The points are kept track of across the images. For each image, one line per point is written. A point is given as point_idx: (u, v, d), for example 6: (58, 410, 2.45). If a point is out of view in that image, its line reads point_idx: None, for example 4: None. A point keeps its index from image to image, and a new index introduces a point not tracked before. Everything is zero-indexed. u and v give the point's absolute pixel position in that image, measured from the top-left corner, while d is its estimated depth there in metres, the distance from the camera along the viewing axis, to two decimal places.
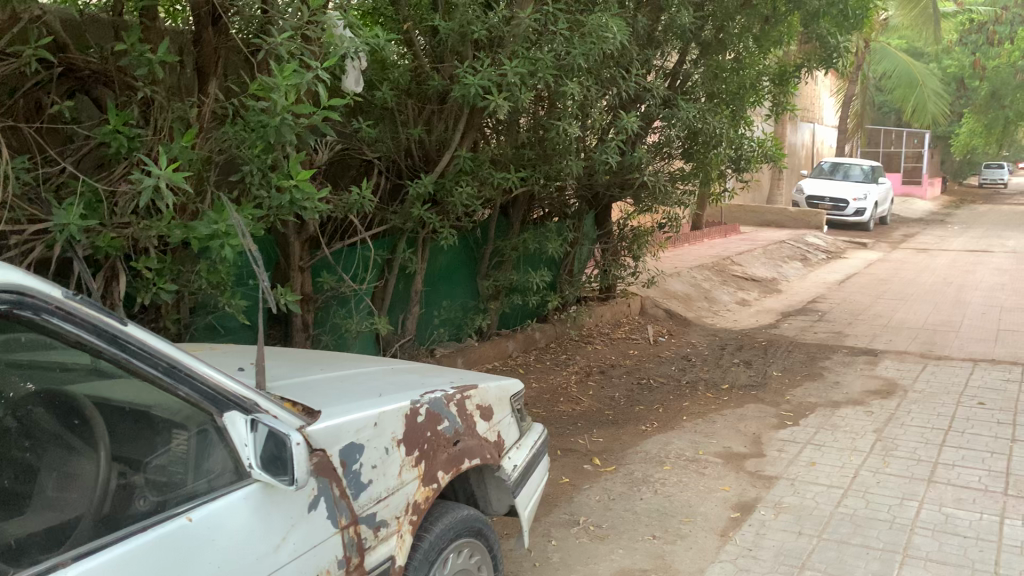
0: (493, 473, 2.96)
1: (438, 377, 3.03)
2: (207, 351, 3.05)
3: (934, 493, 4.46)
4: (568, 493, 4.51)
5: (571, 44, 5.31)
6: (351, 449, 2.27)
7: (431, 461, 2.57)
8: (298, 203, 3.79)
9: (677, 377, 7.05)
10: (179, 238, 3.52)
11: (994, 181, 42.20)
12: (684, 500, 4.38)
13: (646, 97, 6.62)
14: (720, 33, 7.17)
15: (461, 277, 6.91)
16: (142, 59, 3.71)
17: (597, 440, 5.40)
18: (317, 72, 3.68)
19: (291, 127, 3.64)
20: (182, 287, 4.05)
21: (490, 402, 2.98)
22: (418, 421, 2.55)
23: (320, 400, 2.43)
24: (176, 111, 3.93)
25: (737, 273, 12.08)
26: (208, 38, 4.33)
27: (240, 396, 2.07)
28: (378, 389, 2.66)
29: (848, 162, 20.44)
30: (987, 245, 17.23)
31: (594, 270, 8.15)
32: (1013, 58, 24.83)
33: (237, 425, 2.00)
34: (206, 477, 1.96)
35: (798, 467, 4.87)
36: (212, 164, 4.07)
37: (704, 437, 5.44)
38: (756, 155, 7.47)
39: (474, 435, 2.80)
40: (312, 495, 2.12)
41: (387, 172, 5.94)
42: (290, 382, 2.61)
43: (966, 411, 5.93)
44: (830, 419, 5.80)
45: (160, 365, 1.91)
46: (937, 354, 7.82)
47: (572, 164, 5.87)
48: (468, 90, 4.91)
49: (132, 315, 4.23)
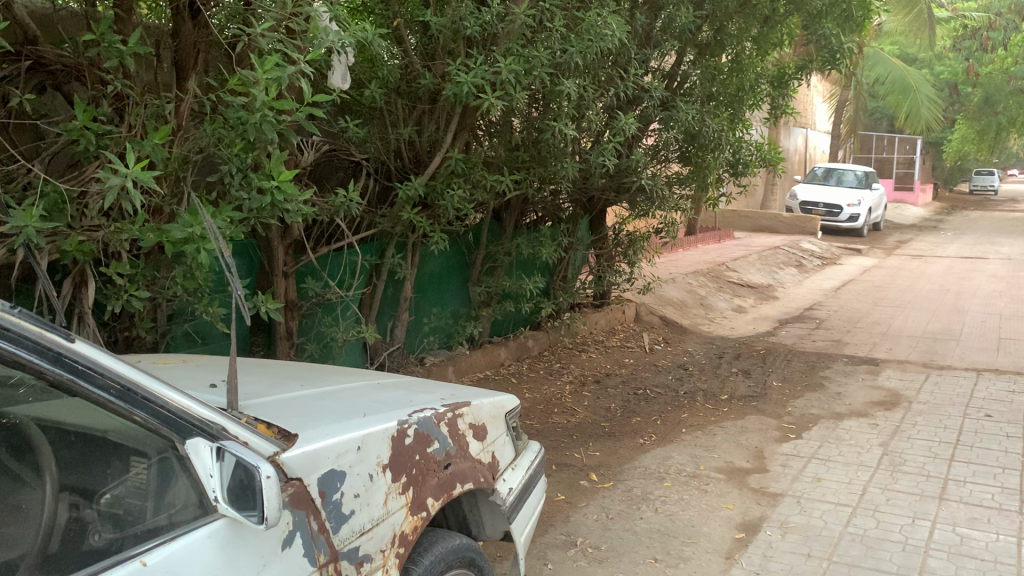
0: (487, 497, 2.75)
1: (428, 393, 2.81)
2: (176, 364, 2.84)
3: (946, 512, 4.27)
4: (564, 511, 4.30)
5: (567, 42, 5.11)
6: (330, 478, 2.04)
7: (420, 487, 2.35)
8: (280, 206, 3.57)
9: (674, 387, 6.84)
10: (152, 242, 3.31)
11: (985, 189, 42.20)
12: (687, 520, 4.17)
13: (644, 98, 6.42)
14: (717, 35, 7.00)
15: (451, 283, 6.69)
16: (111, 50, 3.48)
17: (593, 454, 5.19)
18: (299, 66, 3.45)
19: (273, 125, 3.42)
20: (156, 294, 3.84)
21: (483, 421, 2.76)
22: (405, 443, 2.33)
23: (297, 421, 2.21)
24: (150, 106, 3.74)
25: (733, 279, 11.89)
26: (186, 31, 4.11)
27: (205, 421, 1.82)
28: (362, 407, 2.44)
29: (841, 168, 20.31)
30: (981, 251, 17.09)
31: (588, 276, 7.94)
32: (1005, 64, 24.74)
33: (201, 452, 1.76)
34: (167, 511, 1.74)
35: (804, 483, 4.67)
36: (189, 164, 3.85)
37: (705, 450, 5.23)
38: (753, 158, 7.26)
39: (467, 458, 2.59)
40: (287, 530, 1.89)
41: (375, 175, 5.73)
42: (267, 400, 2.39)
43: (973, 424, 5.74)
44: (834, 432, 5.60)
45: (112, 389, 1.67)
46: (939, 364, 7.63)
47: (568, 167, 5.68)
48: (460, 89, 4.71)
49: (103, 324, 4.00)
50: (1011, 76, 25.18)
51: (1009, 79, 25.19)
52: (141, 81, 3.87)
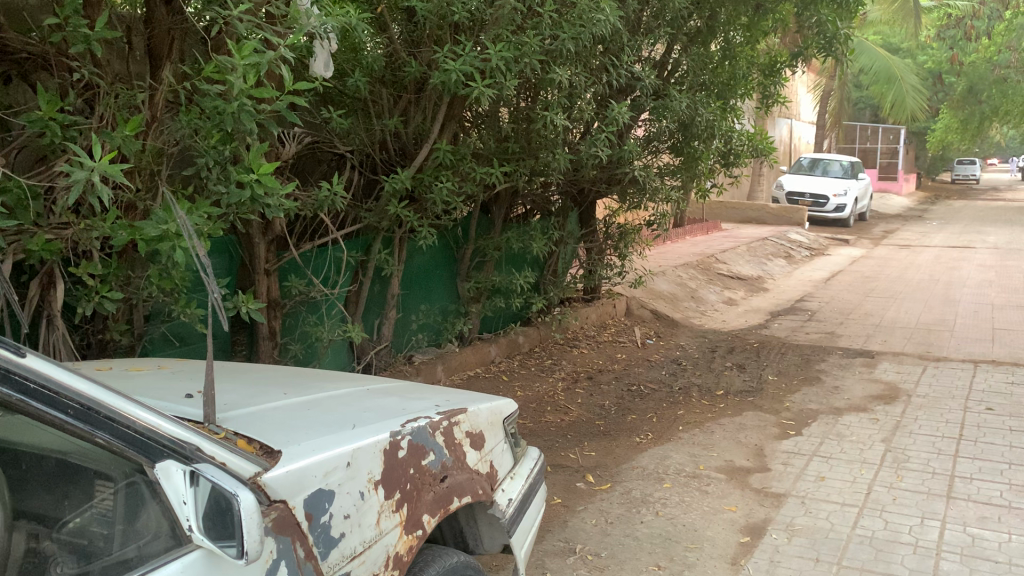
0: (485, 509, 2.57)
1: (422, 399, 2.63)
2: (150, 373, 2.65)
3: (955, 511, 4.13)
4: (562, 516, 4.14)
5: (558, 29, 4.93)
6: (317, 499, 1.86)
7: (416, 503, 2.16)
8: (261, 200, 3.39)
9: (669, 383, 6.69)
10: (123, 240, 3.13)
11: (967, 177, 42.42)
12: (689, 524, 4.01)
13: (635, 88, 6.24)
14: (708, 22, 6.76)
15: (440, 279, 6.50)
16: (77, 35, 3.25)
17: (589, 455, 5.03)
18: (279, 51, 3.25)
19: (251, 114, 3.23)
20: (131, 296, 3.64)
21: (481, 429, 2.59)
22: (398, 457, 2.15)
23: (283, 434, 2.03)
24: (122, 96, 3.53)
25: (722, 271, 11.75)
26: (159, 16, 3.89)
27: (178, 441, 1.62)
28: (352, 418, 2.25)
29: (827, 158, 20.21)
30: (969, 240, 17.04)
31: (578, 270, 7.78)
32: (989, 53, 24.67)
33: (173, 476, 1.56)
34: (135, 542, 1.57)
35: (807, 483, 4.52)
36: (164, 157, 3.65)
37: (703, 449, 5.08)
38: (745, 149, 7.08)
39: (464, 469, 2.41)
40: (271, 560, 1.69)
41: (361, 167, 5.52)
42: (249, 410, 2.19)
43: (975, 418, 5.62)
44: (835, 428, 5.46)
45: (72, 409, 1.48)
46: (935, 356, 7.52)
47: (559, 158, 5.52)
48: (448, 77, 4.56)
49: (75, 326, 3.79)
50: (994, 65, 25.07)
51: (992, 68, 25.17)
52: (112, 69, 3.64)
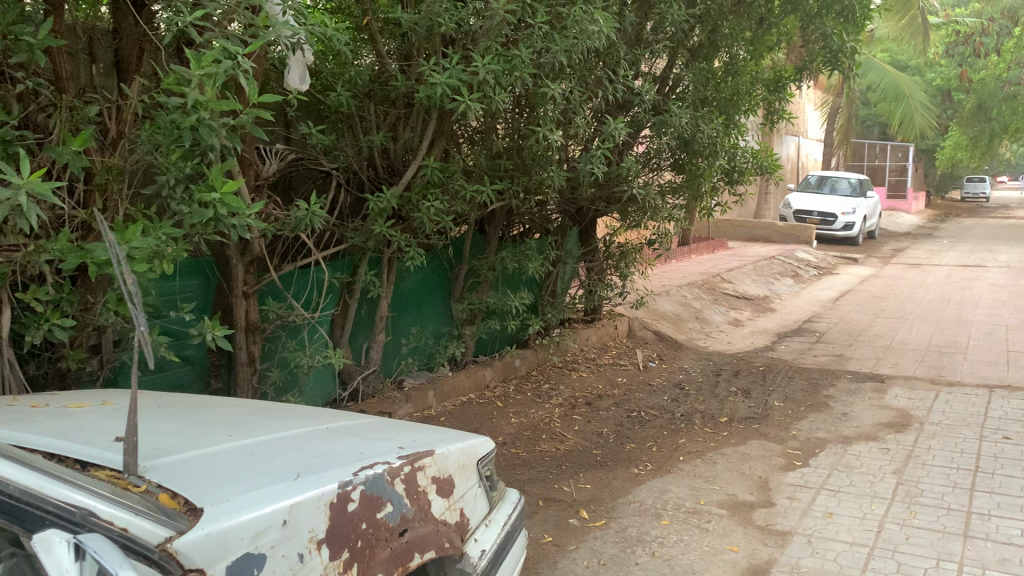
0: (455, 565, 2.30)
1: (386, 441, 2.38)
2: (92, 410, 2.42)
3: (972, 551, 3.85)
4: (551, 556, 3.88)
5: (550, 41, 4.71)
6: (244, 566, 1.61)
7: (368, 564, 1.91)
8: (224, 221, 3.15)
9: (670, 409, 6.43)
10: (72, 264, 2.91)
11: (976, 196, 42.08)
12: (686, 566, 3.74)
13: (635, 104, 6.02)
14: (710, 36, 6.53)
15: (431, 301, 6.26)
16: (20, 44, 3.05)
17: (584, 488, 4.76)
18: (241, 60, 3.06)
19: (212, 129, 3.01)
20: (88, 321, 3.42)
21: (449, 473, 2.35)
22: (348, 510, 1.90)
23: (213, 487, 1.79)
24: (78, 111, 3.33)
25: (728, 291, 11.50)
26: (127, 28, 3.72)
27: (64, 506, 1.48)
28: (299, 466, 2.00)
29: (836, 176, 19.93)
30: (979, 259, 16.71)
31: (578, 291, 7.52)
32: (999, 70, 24.29)
33: (55, 548, 1.35)
34: None
35: (813, 520, 4.25)
36: (123, 175, 3.43)
37: (705, 482, 4.82)
38: (749, 167, 6.83)
39: (428, 521, 2.16)
40: None
41: (347, 185, 5.31)
42: (182, 458, 1.95)
43: (991, 449, 5.33)
44: (843, 458, 5.19)
45: None
46: (948, 380, 7.23)
47: (555, 176, 5.28)
48: (434, 90, 4.33)
49: (32, 355, 3.57)
50: (1003, 82, 24.67)
51: (1002, 85, 24.87)
52: (69, 82, 3.44)
